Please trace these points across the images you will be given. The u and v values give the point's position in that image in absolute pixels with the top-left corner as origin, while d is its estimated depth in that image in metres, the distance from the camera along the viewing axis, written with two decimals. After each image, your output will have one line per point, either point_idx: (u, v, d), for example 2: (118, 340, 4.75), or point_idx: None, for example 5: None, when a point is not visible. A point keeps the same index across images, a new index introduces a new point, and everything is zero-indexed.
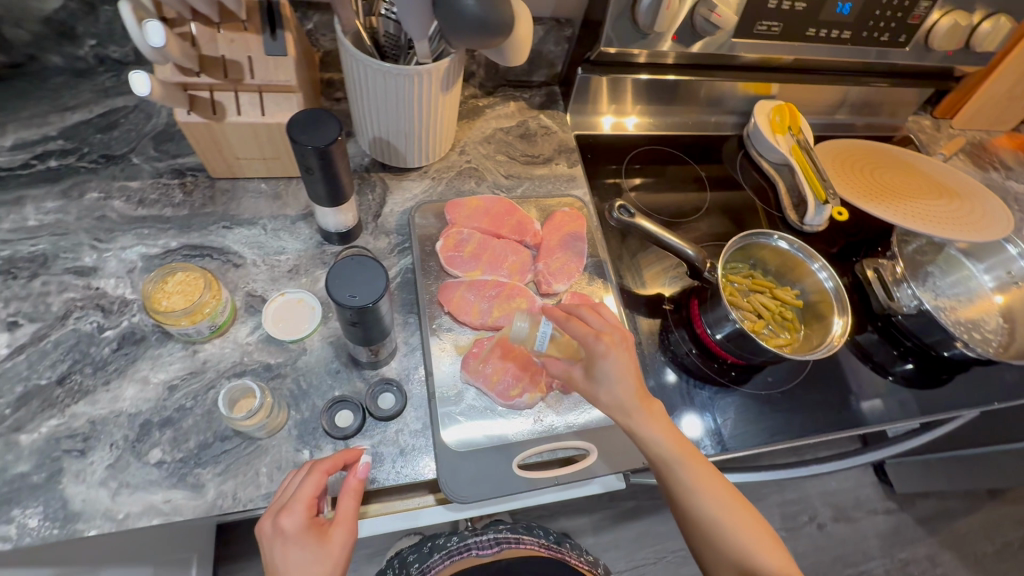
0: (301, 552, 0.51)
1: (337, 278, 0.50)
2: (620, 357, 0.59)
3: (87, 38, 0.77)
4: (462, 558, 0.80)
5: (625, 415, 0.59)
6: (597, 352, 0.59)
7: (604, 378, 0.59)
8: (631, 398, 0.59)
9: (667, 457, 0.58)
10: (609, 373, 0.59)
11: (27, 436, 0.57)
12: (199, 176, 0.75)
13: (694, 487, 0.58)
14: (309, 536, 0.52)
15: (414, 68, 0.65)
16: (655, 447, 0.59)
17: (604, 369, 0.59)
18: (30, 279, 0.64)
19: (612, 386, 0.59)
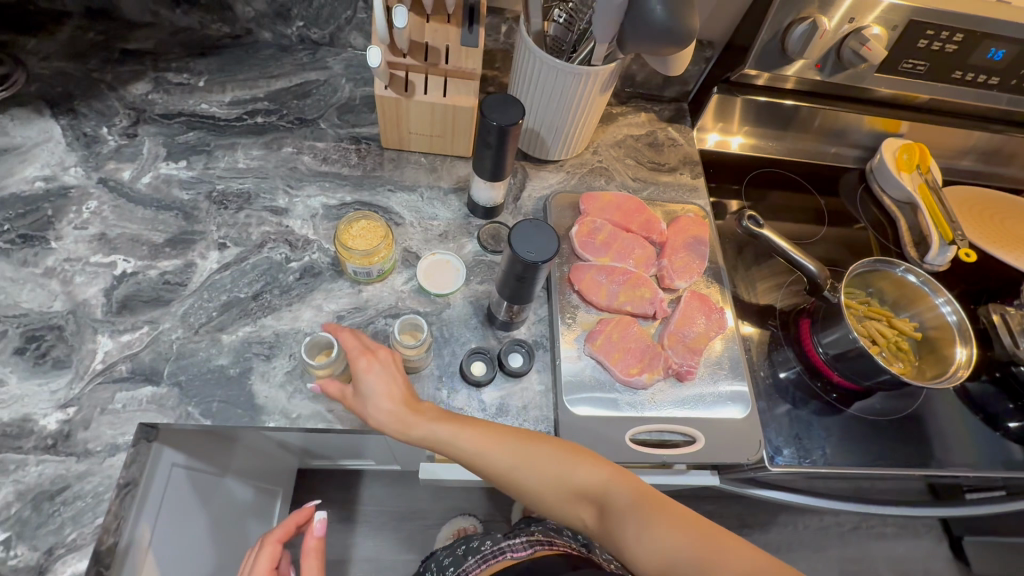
0: (370, 389, 0.59)
1: (517, 235, 0.58)
2: (393, 375, 0.60)
3: (297, 20, 0.90)
4: (497, 562, 0.70)
5: (401, 424, 0.58)
6: (361, 370, 0.59)
7: (368, 395, 0.59)
8: (403, 407, 0.58)
9: (483, 455, 0.56)
10: (371, 389, 0.59)
11: (227, 336, 0.68)
12: (372, 145, 0.86)
13: (548, 473, 0.56)
14: (361, 386, 0.59)
15: (584, 68, 0.73)
16: (475, 456, 0.56)
17: (366, 385, 0.59)
18: (237, 211, 0.77)
19: (377, 404, 0.58)
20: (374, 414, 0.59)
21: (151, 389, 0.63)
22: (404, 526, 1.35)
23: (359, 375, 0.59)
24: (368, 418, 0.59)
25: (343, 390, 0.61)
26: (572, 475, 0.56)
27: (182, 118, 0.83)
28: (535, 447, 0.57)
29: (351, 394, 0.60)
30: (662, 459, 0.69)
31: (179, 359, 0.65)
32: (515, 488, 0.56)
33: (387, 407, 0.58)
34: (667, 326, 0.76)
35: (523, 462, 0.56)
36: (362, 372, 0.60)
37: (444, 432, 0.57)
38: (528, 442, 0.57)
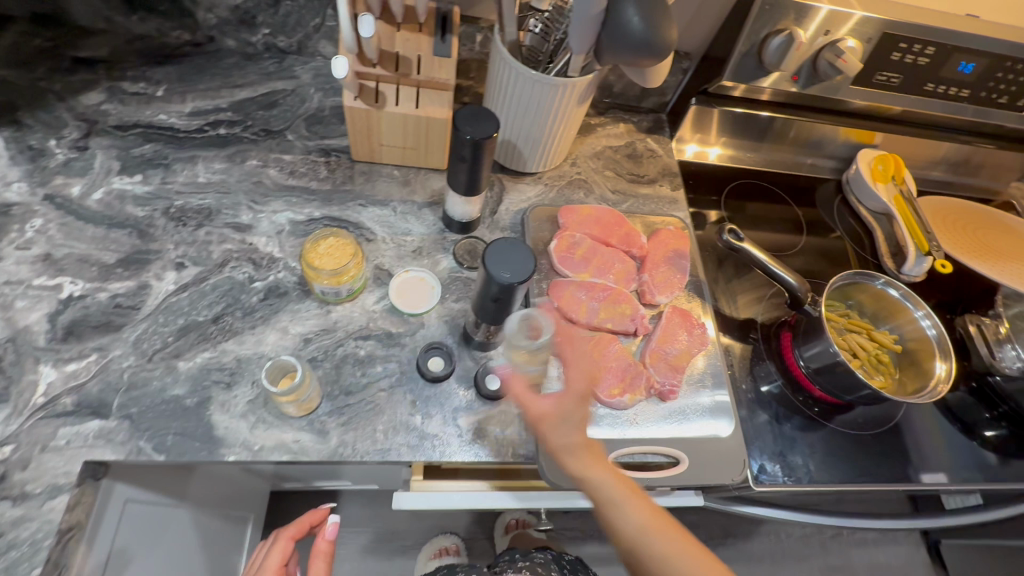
0: (570, 416, 0.56)
1: (491, 255, 0.55)
2: (596, 411, 0.56)
3: (263, 27, 0.86)
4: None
5: (580, 461, 0.55)
6: (576, 406, 0.56)
7: (569, 420, 0.56)
8: (577, 447, 0.56)
9: (644, 532, 0.52)
10: (574, 420, 0.56)
11: (184, 363, 0.63)
12: (342, 157, 0.83)
13: (700, 570, 0.50)
14: (564, 411, 0.56)
15: (560, 79, 0.71)
16: (624, 521, 0.53)
17: (571, 416, 0.56)
18: (196, 228, 0.72)
19: (573, 429, 0.56)
20: (561, 440, 0.56)
21: (98, 423, 0.59)
22: (382, 549, 1.30)
23: (569, 403, 0.56)
24: (552, 444, 0.57)
25: (542, 404, 0.57)
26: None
27: (139, 130, 0.78)
28: (700, 551, 0.52)
29: (547, 417, 0.57)
30: (642, 483, 0.67)
31: (130, 389, 0.61)
32: (647, 565, 0.52)
33: (575, 439, 0.56)
34: (648, 343, 0.74)
35: (689, 560, 0.51)
36: (572, 397, 0.56)
37: (613, 495, 0.54)
38: (695, 543, 0.52)
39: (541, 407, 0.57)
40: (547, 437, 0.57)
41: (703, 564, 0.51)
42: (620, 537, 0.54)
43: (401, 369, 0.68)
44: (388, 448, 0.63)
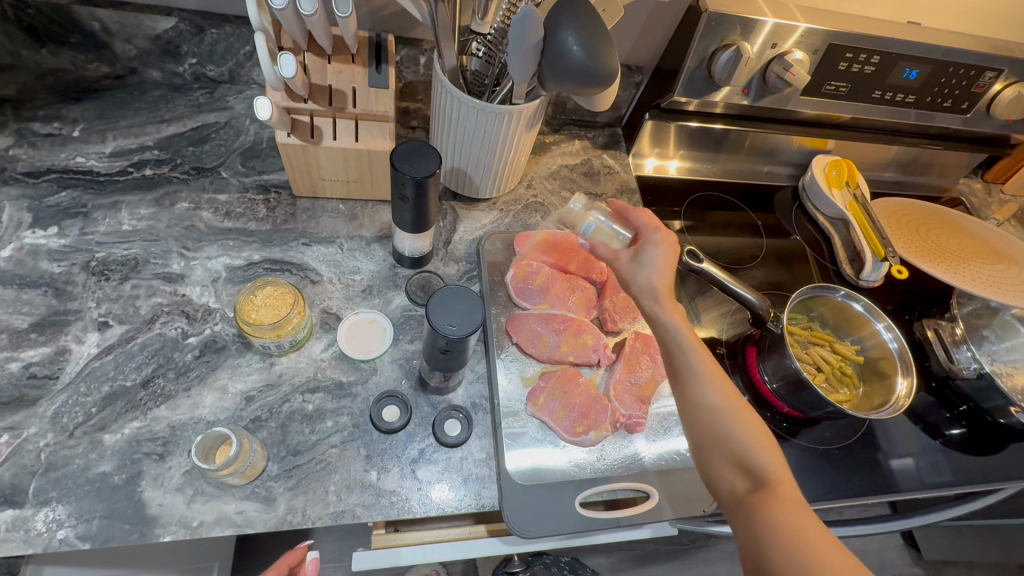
0: (651, 259, 0.60)
1: (436, 307, 0.52)
2: (668, 250, 0.61)
3: (189, 57, 0.80)
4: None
5: (663, 303, 0.58)
6: (650, 241, 0.62)
7: (648, 264, 0.60)
8: (667, 306, 0.58)
9: (704, 376, 0.53)
10: (651, 262, 0.60)
11: (110, 436, 0.58)
12: (282, 194, 0.78)
13: (741, 424, 0.51)
14: (641, 256, 0.61)
15: (505, 107, 0.67)
16: (685, 360, 0.54)
17: (649, 257, 0.60)
18: (121, 282, 0.67)
19: (651, 273, 0.59)
20: (643, 282, 0.59)
21: (12, 512, 0.53)
22: None
23: (648, 248, 0.61)
24: (634, 282, 0.60)
25: (619, 253, 0.63)
26: (751, 452, 0.49)
27: (54, 175, 0.72)
28: (752, 418, 0.51)
29: (627, 261, 0.62)
30: (612, 523, 0.64)
31: (48, 471, 0.55)
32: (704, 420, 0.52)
33: (658, 281, 0.59)
34: (612, 374, 0.72)
35: (738, 417, 0.51)
36: (648, 245, 0.62)
37: (683, 339, 0.55)
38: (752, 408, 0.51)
39: (620, 253, 0.63)
40: (629, 280, 0.61)
41: (748, 427, 0.51)
42: (676, 372, 0.54)
43: (353, 422, 0.64)
44: (342, 511, 0.59)
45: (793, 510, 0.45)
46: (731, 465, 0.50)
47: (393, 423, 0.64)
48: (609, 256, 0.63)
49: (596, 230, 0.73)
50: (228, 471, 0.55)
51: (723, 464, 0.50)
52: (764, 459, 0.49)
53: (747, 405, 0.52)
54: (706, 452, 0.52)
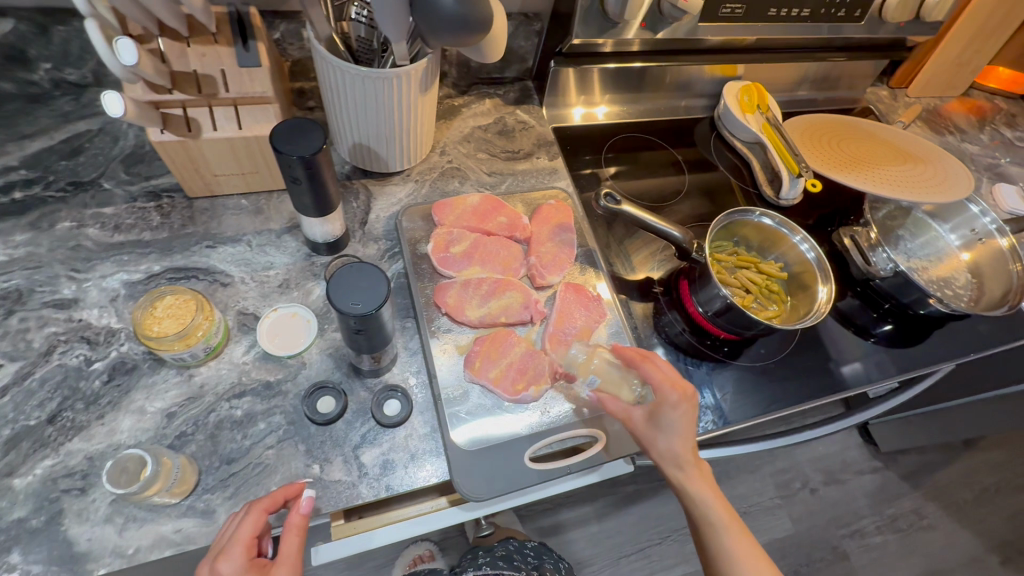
0: (669, 425, 0.61)
1: (338, 287, 0.50)
2: (686, 413, 0.61)
3: (42, 62, 0.72)
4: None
5: (684, 469, 0.62)
6: (666, 403, 0.62)
7: (667, 429, 0.62)
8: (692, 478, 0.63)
9: (734, 557, 0.62)
10: (673, 428, 0.61)
11: (21, 479, 0.54)
12: (175, 198, 0.73)
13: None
14: (660, 419, 0.62)
15: (391, 70, 0.64)
16: (717, 534, 0.63)
17: (668, 422, 0.62)
18: (6, 317, 0.62)
19: (672, 439, 0.62)
20: (667, 451, 0.62)
21: None
22: None
23: (664, 411, 0.62)
24: (654, 447, 0.63)
25: (632, 411, 0.64)
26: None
27: None
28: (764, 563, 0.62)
29: (646, 423, 0.63)
30: (564, 471, 0.65)
31: None
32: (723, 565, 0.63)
33: (680, 447, 0.62)
34: (547, 328, 0.72)
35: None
36: (666, 405, 0.62)
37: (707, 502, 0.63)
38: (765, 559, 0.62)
39: (641, 414, 0.64)
40: (649, 446, 0.63)
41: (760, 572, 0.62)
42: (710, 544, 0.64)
43: (287, 420, 0.62)
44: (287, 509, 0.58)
45: None
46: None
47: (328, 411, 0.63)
48: (625, 416, 0.64)
49: (602, 381, 0.68)
50: (157, 490, 0.53)
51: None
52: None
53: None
54: None
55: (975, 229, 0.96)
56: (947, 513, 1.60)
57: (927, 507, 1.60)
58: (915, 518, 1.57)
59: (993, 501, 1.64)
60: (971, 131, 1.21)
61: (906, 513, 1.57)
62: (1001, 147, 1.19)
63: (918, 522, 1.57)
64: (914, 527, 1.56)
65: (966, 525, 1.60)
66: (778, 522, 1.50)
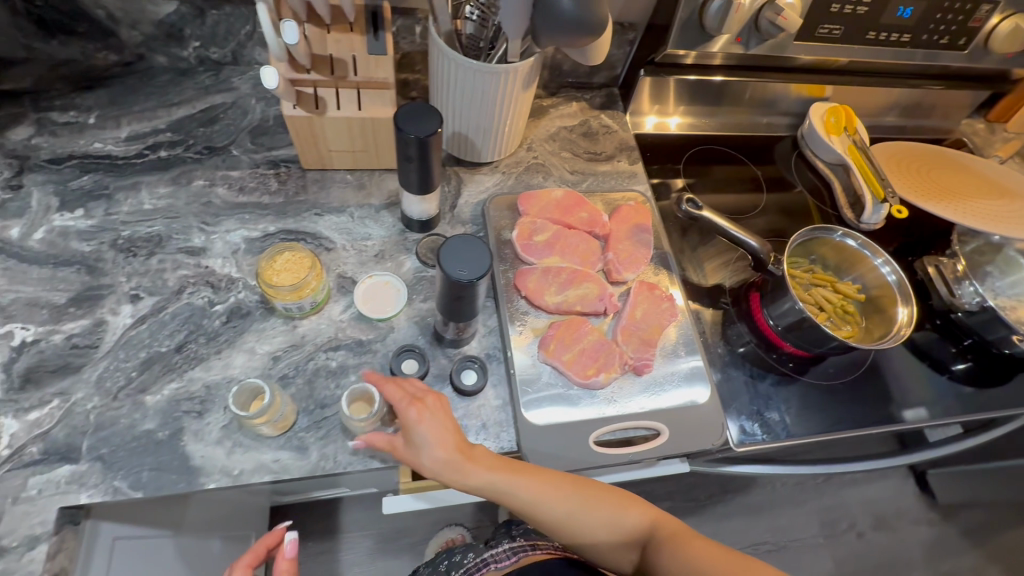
0: (423, 437, 0.55)
1: (448, 253, 0.56)
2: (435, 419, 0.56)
3: (192, 40, 0.82)
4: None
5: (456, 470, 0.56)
6: (410, 417, 0.56)
7: (421, 444, 0.56)
8: (493, 464, 0.57)
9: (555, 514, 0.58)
10: (429, 439, 0.55)
11: (152, 397, 0.62)
12: (292, 168, 0.81)
13: (628, 528, 0.60)
14: (413, 434, 0.56)
15: (501, 67, 0.69)
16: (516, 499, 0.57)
17: (423, 432, 0.56)
18: (148, 257, 0.71)
19: (429, 452, 0.55)
20: (433, 458, 0.56)
21: (70, 467, 0.58)
22: (391, 551, 1.23)
23: (422, 421, 0.56)
24: (422, 466, 0.56)
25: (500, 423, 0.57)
26: (624, 525, 0.60)
27: (75, 162, 0.76)
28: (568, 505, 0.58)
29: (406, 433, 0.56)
30: (625, 458, 0.68)
31: (98, 430, 0.60)
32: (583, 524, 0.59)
33: (441, 455, 0.55)
34: (619, 321, 0.75)
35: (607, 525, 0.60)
36: (411, 421, 0.56)
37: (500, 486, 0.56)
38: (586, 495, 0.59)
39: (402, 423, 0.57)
40: (421, 458, 0.56)
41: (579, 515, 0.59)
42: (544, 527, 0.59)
43: (375, 376, 0.68)
44: (370, 456, 0.63)
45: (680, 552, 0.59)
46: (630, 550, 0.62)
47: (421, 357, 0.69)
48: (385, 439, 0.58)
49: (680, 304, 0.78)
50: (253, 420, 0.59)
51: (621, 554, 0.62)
52: (632, 527, 0.60)
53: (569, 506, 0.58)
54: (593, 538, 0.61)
55: None
56: None
57: None
58: None
59: None
60: None
61: None
62: None
63: None
64: None
65: None
66: (819, 562, 1.37)
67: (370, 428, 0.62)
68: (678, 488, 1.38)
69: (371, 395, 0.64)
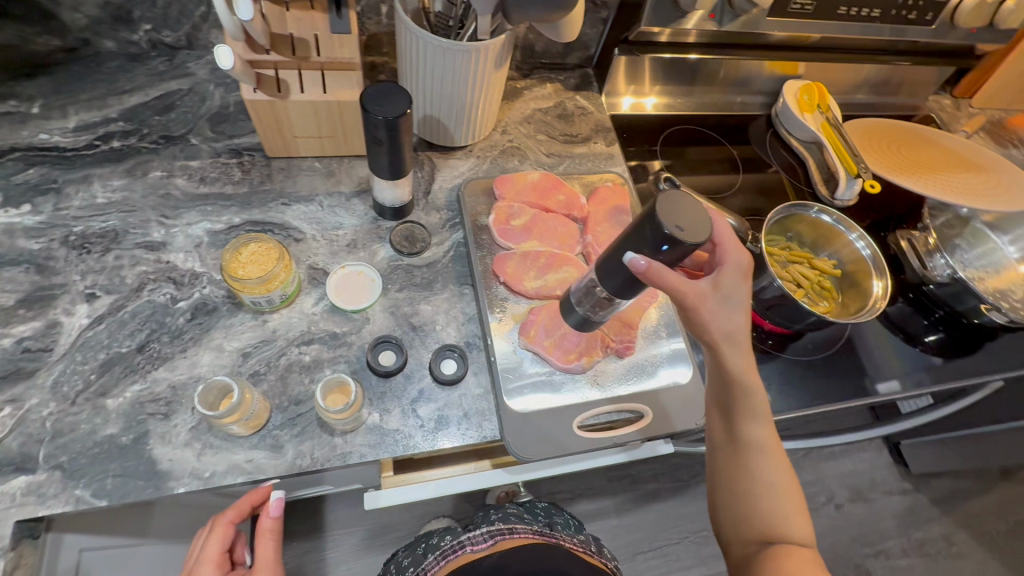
0: (736, 299, 0.53)
1: (663, 204, 0.49)
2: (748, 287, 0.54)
3: (142, 23, 0.77)
4: (456, 557, 0.68)
5: (739, 353, 0.53)
6: (724, 273, 0.53)
7: (731, 304, 0.53)
8: (749, 370, 0.54)
9: (754, 441, 0.54)
10: (735, 301, 0.53)
11: (113, 400, 0.59)
12: (255, 156, 0.77)
13: (793, 523, 0.53)
14: (726, 290, 0.53)
15: (471, 44, 0.67)
16: (749, 400, 0.54)
17: (735, 294, 0.53)
18: (103, 254, 0.67)
19: (736, 316, 0.53)
20: (725, 325, 0.53)
21: (26, 478, 0.55)
22: (378, 547, 1.21)
23: (731, 280, 0.54)
24: (713, 326, 0.53)
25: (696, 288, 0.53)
26: (780, 512, 0.53)
27: (19, 154, 0.71)
28: (775, 451, 0.55)
29: (708, 294, 0.53)
30: (609, 442, 0.67)
31: (56, 438, 0.57)
32: (744, 481, 0.54)
33: (742, 326, 0.53)
34: None
35: (778, 498, 0.53)
36: (733, 277, 0.54)
37: (734, 374, 0.54)
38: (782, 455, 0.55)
39: (699, 283, 0.53)
40: (709, 323, 0.53)
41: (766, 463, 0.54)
42: (739, 443, 0.55)
43: (350, 369, 0.66)
44: (349, 452, 0.61)
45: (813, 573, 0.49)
46: (761, 541, 0.53)
47: (576, 303, 0.66)
48: (687, 289, 0.52)
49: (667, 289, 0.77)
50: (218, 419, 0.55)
51: (747, 534, 0.54)
52: (793, 526, 0.53)
53: (778, 455, 0.55)
54: (728, 503, 0.56)
55: None
56: (979, 542, 1.47)
57: (957, 534, 1.46)
58: (943, 544, 1.44)
59: None
60: None
61: (934, 538, 1.44)
62: None
63: (947, 548, 1.43)
64: (943, 554, 1.43)
65: (999, 558, 1.46)
66: None
67: (346, 419, 0.60)
68: (663, 470, 1.38)
69: (350, 388, 0.62)
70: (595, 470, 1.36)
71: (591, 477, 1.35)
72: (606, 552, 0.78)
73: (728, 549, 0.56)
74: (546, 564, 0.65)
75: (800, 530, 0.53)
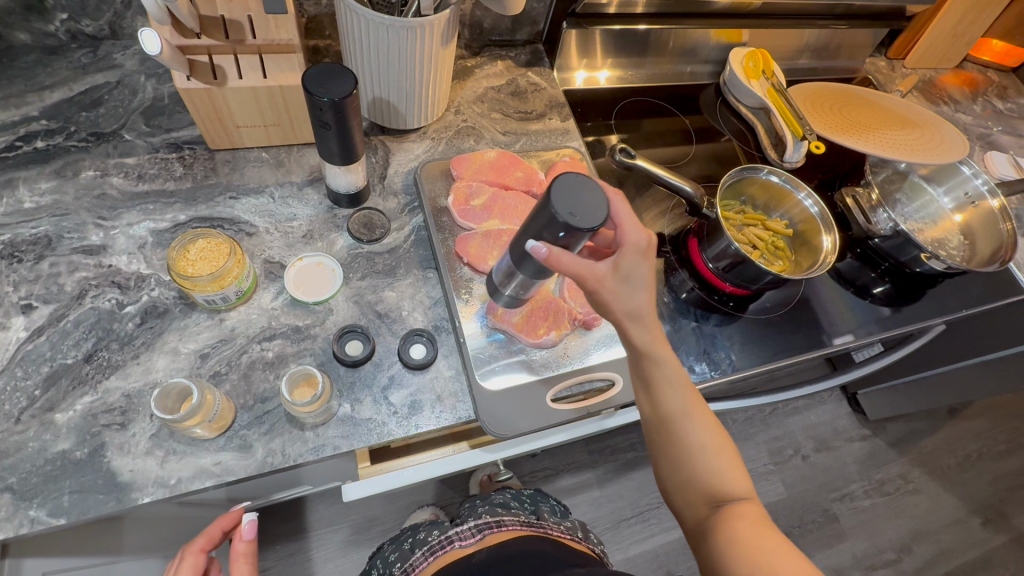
0: (637, 276, 0.52)
1: (560, 192, 0.51)
2: (654, 263, 0.53)
3: (58, 12, 0.71)
4: (444, 554, 0.67)
5: (645, 326, 0.53)
6: (626, 252, 0.52)
7: (633, 282, 0.52)
8: (658, 342, 0.54)
9: (679, 411, 0.54)
10: (637, 279, 0.52)
11: (62, 415, 0.56)
12: (197, 149, 0.74)
13: (732, 480, 0.54)
14: (628, 270, 0.52)
15: (415, 20, 0.65)
16: (662, 370, 0.54)
17: (635, 272, 0.52)
18: (37, 262, 0.63)
19: (638, 293, 0.52)
20: (628, 304, 0.52)
21: None
22: (364, 542, 1.20)
23: (631, 260, 0.52)
24: (618, 305, 0.52)
25: (596, 268, 0.52)
26: (718, 471, 0.54)
27: None
28: (703, 412, 0.55)
29: (608, 276, 0.52)
30: (582, 411, 0.68)
31: (3, 459, 0.53)
32: (679, 449, 0.55)
33: (644, 301, 0.53)
34: (564, 277, 0.73)
35: (714, 458, 0.54)
36: (633, 256, 0.52)
37: (646, 346, 0.54)
38: (710, 415, 0.55)
39: (599, 266, 0.52)
40: (611, 305, 0.52)
41: (697, 427, 0.55)
42: (664, 416, 0.55)
43: (317, 361, 0.64)
44: (322, 445, 0.60)
45: (760, 526, 0.51)
46: (711, 505, 0.54)
47: (501, 283, 0.66)
48: (586, 272, 0.52)
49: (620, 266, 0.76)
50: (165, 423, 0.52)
51: (694, 500, 0.55)
52: (731, 482, 0.54)
53: (706, 415, 0.55)
54: (672, 475, 0.56)
55: (968, 192, 0.99)
56: (933, 478, 1.57)
57: (913, 472, 1.56)
58: (901, 482, 1.53)
59: (976, 466, 1.62)
60: (966, 102, 1.23)
61: (893, 478, 1.54)
62: (993, 116, 1.22)
63: (904, 486, 1.53)
64: (901, 492, 1.52)
65: (952, 490, 1.56)
66: (771, 487, 1.45)
67: (315, 411, 0.59)
68: (639, 438, 1.41)
69: (316, 380, 0.60)
70: (575, 444, 1.38)
71: (571, 452, 1.38)
72: (591, 535, 0.79)
73: (683, 518, 0.57)
74: (537, 551, 0.65)
75: (740, 483, 0.55)
